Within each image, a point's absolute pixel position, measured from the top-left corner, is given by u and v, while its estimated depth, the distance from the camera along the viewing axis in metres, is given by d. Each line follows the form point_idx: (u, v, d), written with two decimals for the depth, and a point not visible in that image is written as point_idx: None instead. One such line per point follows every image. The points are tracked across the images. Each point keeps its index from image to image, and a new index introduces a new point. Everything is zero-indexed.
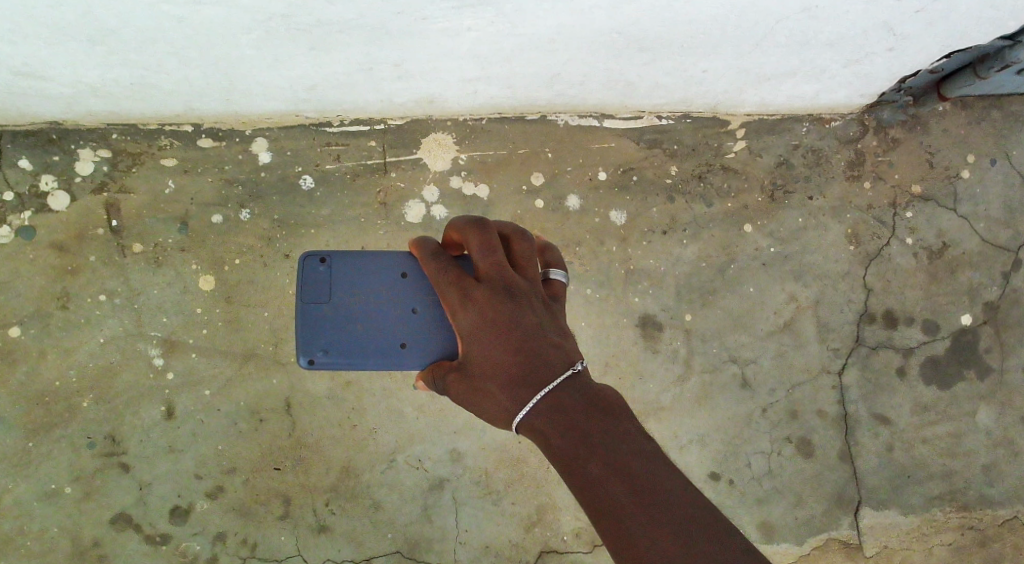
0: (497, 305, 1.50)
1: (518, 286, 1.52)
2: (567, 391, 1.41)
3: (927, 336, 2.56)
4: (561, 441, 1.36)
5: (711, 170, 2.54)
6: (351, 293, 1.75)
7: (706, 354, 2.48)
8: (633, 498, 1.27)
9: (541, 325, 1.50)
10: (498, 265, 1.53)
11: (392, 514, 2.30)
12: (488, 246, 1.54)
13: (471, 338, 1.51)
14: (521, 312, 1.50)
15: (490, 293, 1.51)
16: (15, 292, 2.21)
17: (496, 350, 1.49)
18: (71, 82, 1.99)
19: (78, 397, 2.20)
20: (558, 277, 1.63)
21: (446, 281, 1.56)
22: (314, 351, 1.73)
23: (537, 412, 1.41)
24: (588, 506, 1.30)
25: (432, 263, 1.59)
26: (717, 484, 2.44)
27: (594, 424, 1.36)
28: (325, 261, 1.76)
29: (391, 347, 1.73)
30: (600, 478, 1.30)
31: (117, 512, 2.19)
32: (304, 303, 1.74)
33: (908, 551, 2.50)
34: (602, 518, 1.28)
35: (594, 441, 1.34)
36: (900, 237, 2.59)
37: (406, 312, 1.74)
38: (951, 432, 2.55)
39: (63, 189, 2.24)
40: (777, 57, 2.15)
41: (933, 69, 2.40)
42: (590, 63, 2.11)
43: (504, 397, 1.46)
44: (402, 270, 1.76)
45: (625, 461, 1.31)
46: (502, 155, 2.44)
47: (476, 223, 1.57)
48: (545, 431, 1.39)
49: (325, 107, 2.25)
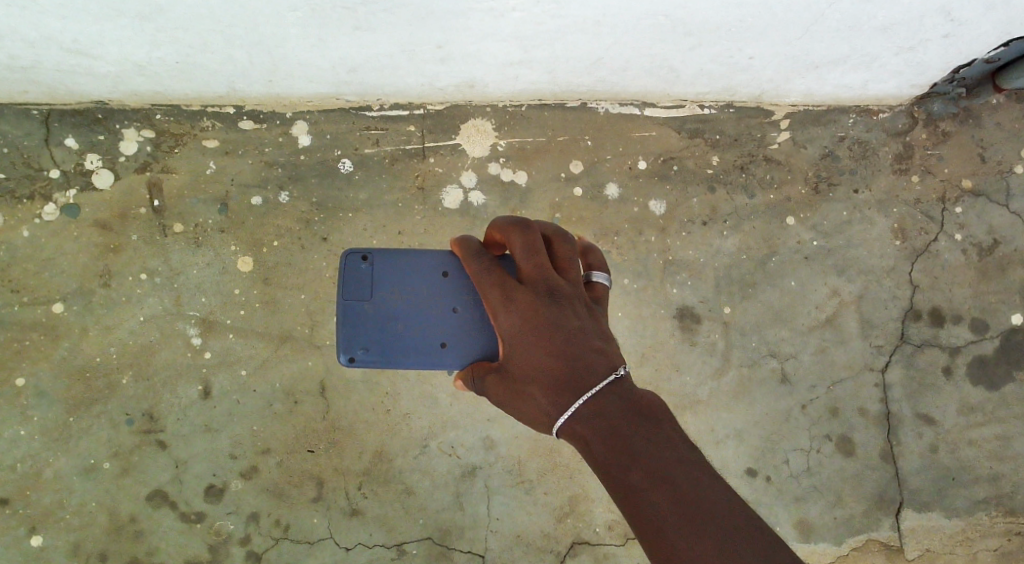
0: (540, 308, 1.48)
1: (562, 289, 1.50)
2: (609, 396, 1.39)
3: (975, 335, 2.49)
4: (601, 447, 1.33)
5: (753, 161, 2.49)
6: (393, 292, 1.74)
7: (745, 348, 2.43)
8: (675, 507, 1.25)
9: (583, 329, 1.47)
10: (541, 268, 1.51)
11: (424, 499, 2.29)
12: (531, 247, 1.52)
13: (513, 341, 1.49)
14: (564, 316, 1.47)
15: (532, 296, 1.49)
16: (58, 268, 2.23)
17: (537, 353, 1.46)
18: (118, 60, 2.00)
19: (118, 374, 2.23)
20: (600, 280, 1.60)
21: (488, 281, 1.54)
22: (354, 349, 1.73)
23: (578, 417, 1.38)
24: (629, 513, 1.27)
25: (474, 262, 1.57)
26: (754, 481, 2.40)
27: (635, 429, 1.33)
28: (367, 258, 1.76)
29: (430, 346, 1.72)
30: (640, 486, 1.27)
31: (153, 489, 2.21)
32: (346, 301, 1.74)
33: (951, 555, 2.43)
34: (643, 527, 1.25)
35: (636, 448, 1.31)
36: (948, 233, 2.52)
37: (446, 311, 1.73)
38: (999, 435, 2.48)
39: (107, 167, 2.27)
40: (827, 43, 2.10)
41: (988, 59, 2.33)
42: (635, 47, 2.08)
43: (545, 400, 1.43)
44: (444, 269, 1.74)
45: (669, 470, 1.28)
46: (541, 142, 2.42)
47: (519, 225, 1.55)
48: (586, 436, 1.36)
49: (366, 89, 2.24)
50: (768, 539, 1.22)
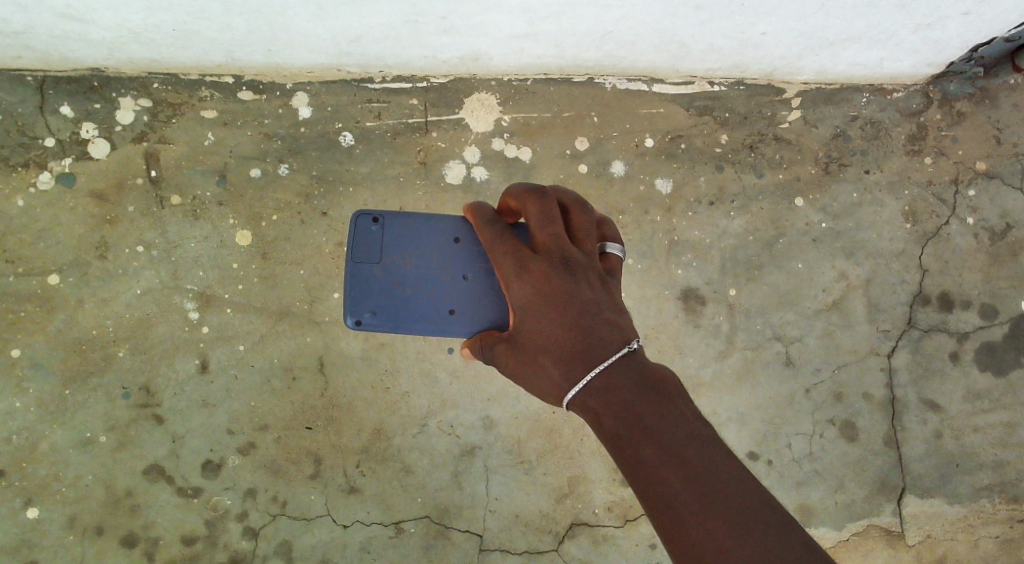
0: (554, 278, 1.43)
1: (576, 260, 1.45)
2: (621, 369, 1.35)
3: (983, 320, 2.45)
4: (612, 421, 1.31)
5: (763, 140, 2.44)
6: (402, 256, 1.71)
7: (749, 330, 2.40)
8: (686, 484, 1.22)
9: (598, 301, 1.43)
10: (556, 238, 1.46)
11: (423, 478, 2.27)
12: (547, 216, 1.47)
13: (526, 310, 1.45)
14: (578, 287, 1.43)
15: (545, 265, 1.44)
16: (54, 240, 2.20)
17: (550, 324, 1.42)
18: (114, 26, 1.96)
19: (114, 347, 2.20)
20: (614, 251, 1.55)
21: (502, 250, 1.50)
22: (362, 312, 1.70)
23: (589, 389, 1.35)
24: (639, 488, 1.25)
25: (488, 230, 1.53)
26: (756, 464, 2.37)
27: (648, 404, 1.30)
28: (378, 221, 1.72)
29: (438, 313, 1.68)
30: (652, 462, 1.25)
31: (150, 463, 2.20)
32: (355, 263, 1.71)
33: (951, 542, 2.42)
34: (653, 503, 1.24)
35: (647, 424, 1.28)
36: (960, 216, 2.47)
37: (456, 278, 1.69)
38: (1005, 422, 2.45)
39: (103, 137, 2.22)
40: (842, 19, 2.05)
41: (1008, 37, 2.27)
42: (643, 20, 2.02)
43: (556, 371, 1.40)
44: (455, 235, 1.71)
45: (679, 446, 1.25)
46: (546, 118, 2.36)
47: (536, 192, 1.50)
48: (597, 409, 1.34)
49: (367, 61, 2.19)
50: (777, 517, 1.20)
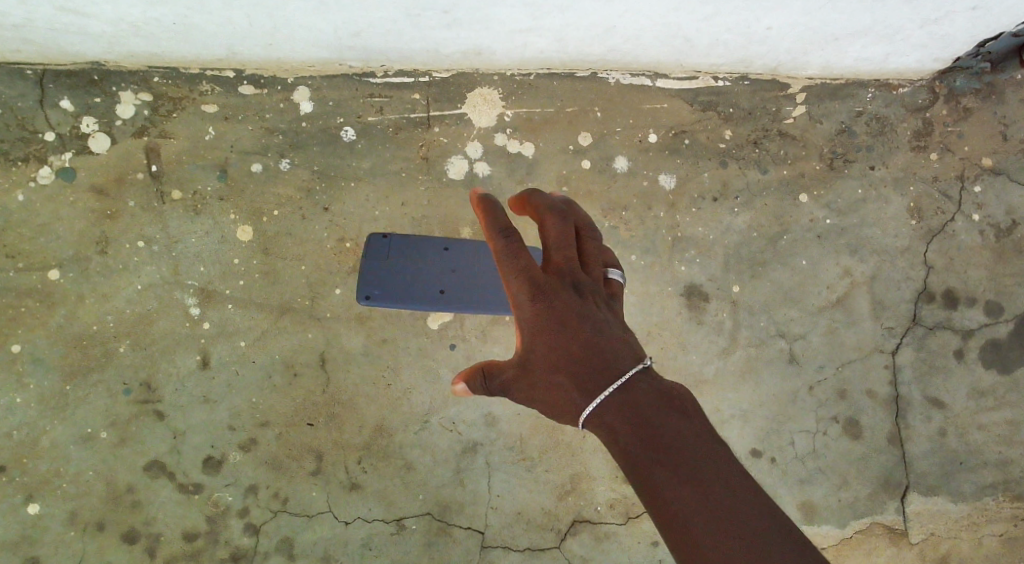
0: (568, 298, 1.42)
1: (588, 283, 1.46)
2: (633, 382, 1.36)
3: (989, 318, 2.44)
4: (622, 431, 1.31)
5: (767, 135, 2.42)
6: None
7: (753, 327, 2.38)
8: (692, 491, 1.22)
9: (609, 323, 1.43)
10: (571, 259, 1.46)
11: (425, 475, 2.26)
12: (564, 236, 1.47)
13: (537, 329, 1.43)
14: (591, 308, 1.43)
15: (560, 284, 1.43)
16: (55, 235, 2.19)
17: (563, 345, 1.41)
18: (114, 20, 1.94)
19: (115, 342, 2.19)
20: (616, 277, 1.52)
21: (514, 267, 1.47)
22: None
23: (602, 403, 1.35)
24: (648, 496, 1.25)
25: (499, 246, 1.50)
26: (758, 462, 2.36)
27: (657, 413, 1.31)
28: None
29: None
30: (660, 470, 1.25)
31: (151, 459, 2.19)
32: None
33: (955, 540, 2.41)
34: (660, 511, 1.24)
35: (656, 433, 1.28)
36: (966, 213, 2.46)
37: None
38: (1010, 419, 2.44)
39: (103, 132, 2.21)
40: (849, 13, 2.03)
41: (1016, 33, 2.25)
42: (648, 14, 2.00)
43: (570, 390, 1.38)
44: None
45: (686, 453, 1.26)
46: (549, 113, 2.35)
47: (555, 210, 1.50)
48: (608, 421, 1.33)
49: (369, 55, 2.18)
50: (796, 539, 1.20)
